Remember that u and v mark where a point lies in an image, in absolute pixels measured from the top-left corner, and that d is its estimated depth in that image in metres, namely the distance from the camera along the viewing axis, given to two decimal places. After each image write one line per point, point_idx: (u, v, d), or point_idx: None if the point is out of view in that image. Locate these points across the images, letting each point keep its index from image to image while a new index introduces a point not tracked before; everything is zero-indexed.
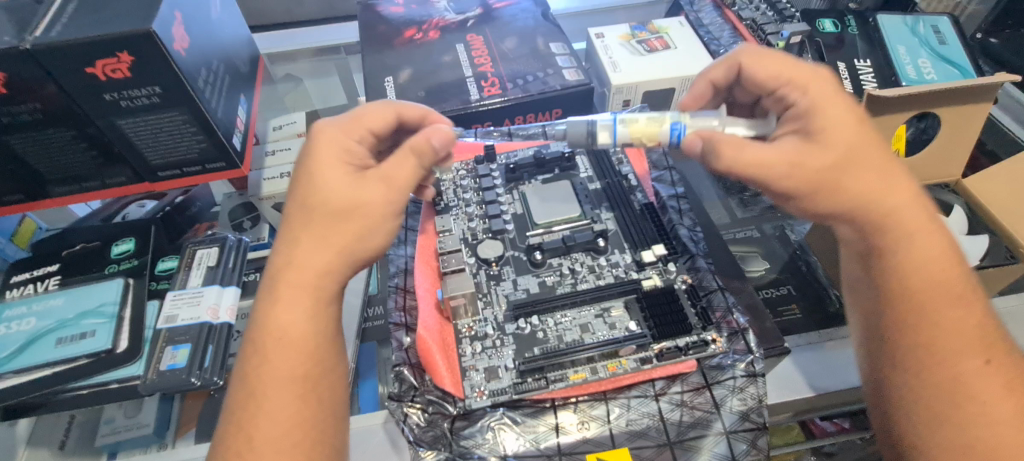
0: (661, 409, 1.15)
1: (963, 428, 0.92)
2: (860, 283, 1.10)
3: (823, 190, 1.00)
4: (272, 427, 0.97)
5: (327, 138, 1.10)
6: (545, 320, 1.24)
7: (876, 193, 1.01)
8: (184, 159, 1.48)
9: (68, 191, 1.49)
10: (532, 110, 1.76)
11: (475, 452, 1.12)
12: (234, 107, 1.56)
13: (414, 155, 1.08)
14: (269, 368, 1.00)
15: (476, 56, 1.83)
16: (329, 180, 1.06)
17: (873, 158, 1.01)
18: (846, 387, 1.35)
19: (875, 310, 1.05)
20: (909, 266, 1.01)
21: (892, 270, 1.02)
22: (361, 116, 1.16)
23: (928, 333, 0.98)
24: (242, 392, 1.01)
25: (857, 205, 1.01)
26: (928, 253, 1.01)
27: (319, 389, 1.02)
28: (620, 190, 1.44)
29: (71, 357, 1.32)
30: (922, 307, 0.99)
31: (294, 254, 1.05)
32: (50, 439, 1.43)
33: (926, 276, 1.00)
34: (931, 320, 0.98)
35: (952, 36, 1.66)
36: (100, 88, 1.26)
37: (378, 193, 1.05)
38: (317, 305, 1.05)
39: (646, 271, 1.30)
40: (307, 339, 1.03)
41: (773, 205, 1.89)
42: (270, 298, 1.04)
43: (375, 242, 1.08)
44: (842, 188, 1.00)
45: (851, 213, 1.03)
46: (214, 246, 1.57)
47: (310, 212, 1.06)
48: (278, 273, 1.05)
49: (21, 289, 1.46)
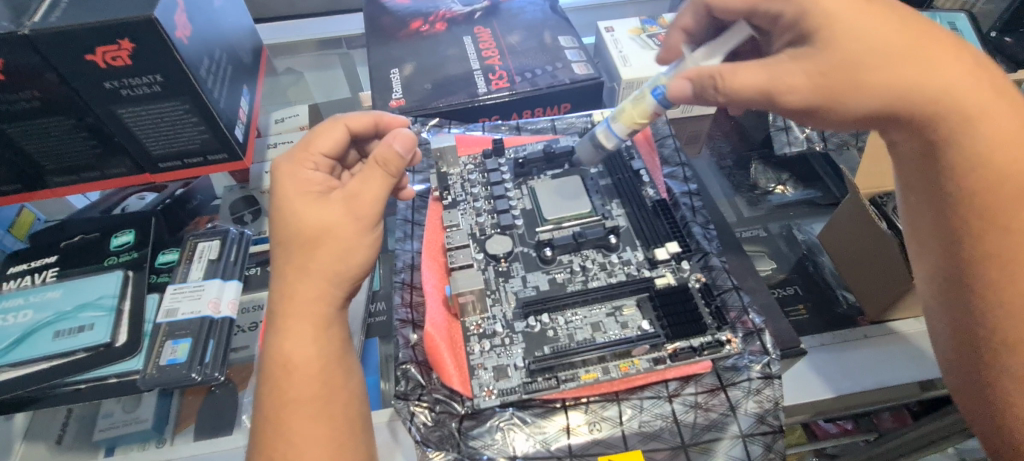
0: (674, 410, 1.12)
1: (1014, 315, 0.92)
2: (914, 170, 1.02)
3: (830, 99, 0.95)
4: (302, 453, 0.94)
5: (285, 171, 1.10)
6: (555, 318, 1.21)
7: (903, 80, 0.93)
8: (185, 150, 1.45)
9: (66, 181, 1.46)
10: (540, 105, 1.73)
11: (484, 452, 1.09)
12: (236, 98, 1.53)
13: (379, 167, 1.07)
14: (287, 397, 0.98)
15: (484, 48, 1.80)
16: (297, 210, 1.06)
17: (889, 49, 0.93)
18: (863, 389, 1.33)
19: (932, 200, 0.99)
20: (974, 160, 0.93)
21: (954, 170, 0.94)
22: (312, 141, 1.15)
23: (1006, 231, 0.92)
24: (264, 433, 0.97)
25: (884, 103, 0.94)
26: (991, 137, 0.93)
27: (338, 408, 1.00)
28: (632, 185, 1.41)
29: (68, 351, 1.29)
30: (992, 205, 0.93)
31: (285, 288, 1.04)
32: (48, 433, 1.41)
33: (998, 162, 0.92)
34: (1006, 213, 0.92)
35: (968, 33, 1.63)
36: (99, 76, 1.22)
37: (343, 213, 1.05)
38: (319, 329, 1.03)
39: (659, 269, 1.27)
40: (317, 362, 1.01)
41: (782, 204, 1.87)
42: (274, 330, 1.02)
43: (359, 259, 1.07)
44: (852, 96, 0.94)
45: (888, 110, 0.95)
46: (215, 238, 1.54)
47: (288, 246, 1.05)
48: (275, 306, 1.04)
49: (18, 281, 1.43)
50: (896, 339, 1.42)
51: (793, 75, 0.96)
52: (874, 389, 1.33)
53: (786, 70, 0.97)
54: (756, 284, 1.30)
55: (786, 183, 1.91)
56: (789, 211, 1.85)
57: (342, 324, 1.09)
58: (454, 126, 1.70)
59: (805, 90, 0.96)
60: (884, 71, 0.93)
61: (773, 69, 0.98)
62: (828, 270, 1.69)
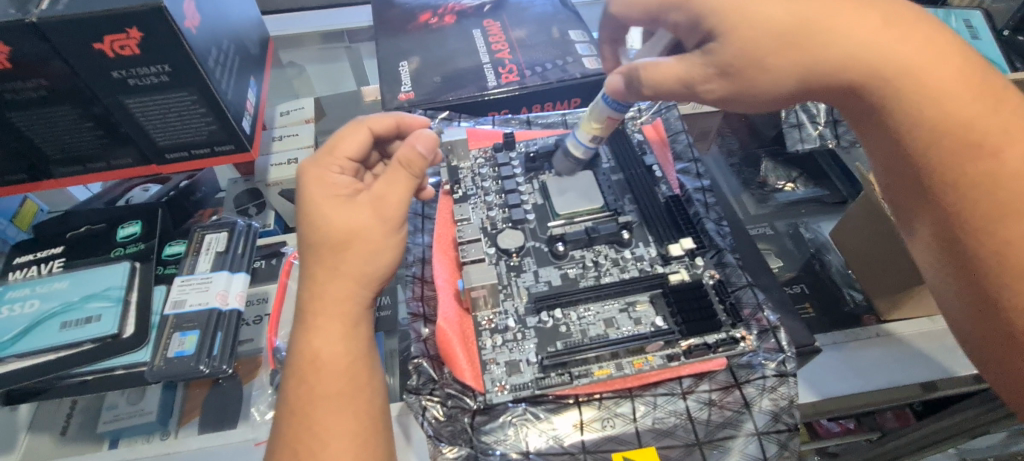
0: (688, 408, 1.12)
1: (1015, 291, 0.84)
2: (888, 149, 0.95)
3: (735, 91, 0.96)
4: (332, 449, 0.94)
5: (311, 174, 1.09)
6: (567, 313, 1.21)
7: (811, 49, 0.89)
8: (193, 141, 1.43)
9: (73, 171, 1.45)
10: (550, 99, 1.72)
11: (496, 448, 1.10)
12: (244, 90, 1.51)
13: (404, 169, 1.08)
14: (316, 394, 0.98)
15: (493, 42, 1.78)
16: (326, 214, 1.05)
17: (776, 25, 0.89)
18: (874, 388, 1.32)
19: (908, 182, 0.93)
20: (929, 112, 0.87)
21: (915, 130, 0.88)
22: (336, 144, 1.13)
23: (984, 182, 0.85)
24: (289, 429, 0.98)
25: (802, 76, 0.91)
26: (940, 80, 0.87)
27: (368, 406, 1.01)
28: (645, 182, 1.40)
29: (75, 342, 1.28)
30: (959, 158, 0.86)
31: (314, 288, 1.05)
32: (52, 424, 1.40)
33: (957, 104, 0.86)
34: (978, 160, 0.85)
35: (984, 31, 1.62)
36: (107, 65, 1.21)
37: (372, 216, 1.05)
38: (348, 329, 1.04)
39: (672, 265, 1.27)
40: (347, 360, 1.02)
41: (792, 201, 1.86)
42: (303, 329, 1.03)
43: (387, 260, 1.08)
44: (759, 80, 0.93)
45: (810, 85, 0.93)
46: (222, 230, 1.53)
47: (318, 248, 1.05)
48: (306, 306, 1.05)
49: (24, 271, 1.42)
50: (886, 342, 1.40)
51: (698, 69, 0.96)
52: (888, 388, 1.32)
53: (686, 64, 0.97)
54: (768, 281, 1.34)
55: (796, 181, 1.90)
56: (801, 209, 1.83)
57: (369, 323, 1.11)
58: (464, 120, 1.68)
59: (711, 83, 0.97)
60: (785, 49, 0.90)
61: (677, 64, 0.98)
62: (834, 268, 1.68)
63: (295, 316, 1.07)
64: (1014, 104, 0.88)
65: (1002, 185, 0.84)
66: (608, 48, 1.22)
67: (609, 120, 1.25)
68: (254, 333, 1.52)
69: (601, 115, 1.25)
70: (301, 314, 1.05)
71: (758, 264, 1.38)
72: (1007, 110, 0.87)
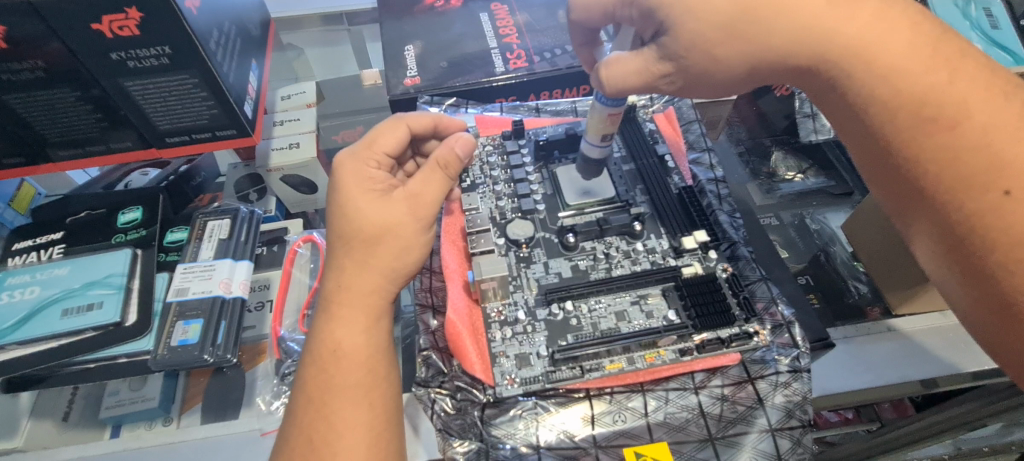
0: (701, 402, 1.13)
1: (1005, 269, 0.83)
2: (859, 133, 0.94)
3: (691, 80, 1.01)
4: (344, 436, 0.95)
5: (349, 168, 1.12)
6: (578, 306, 1.21)
7: (754, 40, 0.93)
8: (194, 125, 1.40)
9: (72, 155, 1.42)
10: (560, 86, 1.68)
11: (506, 441, 1.10)
12: (246, 73, 1.48)
13: (440, 168, 1.14)
14: (334, 381, 1.00)
15: (501, 26, 1.74)
16: (361, 207, 1.09)
17: (719, 17, 0.92)
18: (890, 383, 1.28)
19: (892, 170, 0.92)
20: (883, 90, 0.88)
21: (872, 110, 0.90)
22: (376, 140, 1.16)
23: (943, 154, 0.85)
24: (305, 413, 0.98)
25: (751, 64, 0.97)
26: (898, 55, 0.87)
27: (383, 396, 1.01)
28: (657, 173, 1.40)
29: (77, 330, 1.25)
30: (916, 131, 0.87)
31: (342, 279, 1.08)
32: (54, 410, 1.36)
33: (910, 80, 0.87)
34: (935, 133, 0.86)
35: (1005, 18, 1.56)
36: (105, 46, 1.17)
37: (406, 211, 1.09)
38: (370, 321, 1.06)
39: (685, 258, 1.27)
40: (365, 351, 1.03)
41: (801, 191, 1.83)
42: (327, 317, 1.06)
43: (413, 258, 1.12)
44: (710, 70, 0.98)
45: (760, 70, 0.98)
46: (226, 217, 1.51)
47: (350, 241, 1.09)
48: (331, 295, 1.08)
49: (24, 257, 1.39)
50: (897, 336, 1.36)
51: (654, 64, 1.00)
52: (898, 383, 1.28)
53: (642, 57, 1.01)
54: (784, 275, 1.36)
55: (807, 172, 1.87)
56: (811, 201, 1.81)
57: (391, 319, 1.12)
58: (471, 107, 1.67)
59: (669, 76, 1.01)
60: (732, 39, 0.93)
61: (634, 58, 1.01)
62: (839, 260, 1.66)
63: (319, 304, 1.09)
64: (971, 74, 0.87)
65: (962, 155, 0.84)
66: (585, 51, 1.23)
67: (610, 117, 1.20)
68: (257, 319, 1.51)
69: (600, 114, 1.20)
70: (325, 304, 1.07)
71: (771, 255, 1.40)
72: (964, 80, 0.86)
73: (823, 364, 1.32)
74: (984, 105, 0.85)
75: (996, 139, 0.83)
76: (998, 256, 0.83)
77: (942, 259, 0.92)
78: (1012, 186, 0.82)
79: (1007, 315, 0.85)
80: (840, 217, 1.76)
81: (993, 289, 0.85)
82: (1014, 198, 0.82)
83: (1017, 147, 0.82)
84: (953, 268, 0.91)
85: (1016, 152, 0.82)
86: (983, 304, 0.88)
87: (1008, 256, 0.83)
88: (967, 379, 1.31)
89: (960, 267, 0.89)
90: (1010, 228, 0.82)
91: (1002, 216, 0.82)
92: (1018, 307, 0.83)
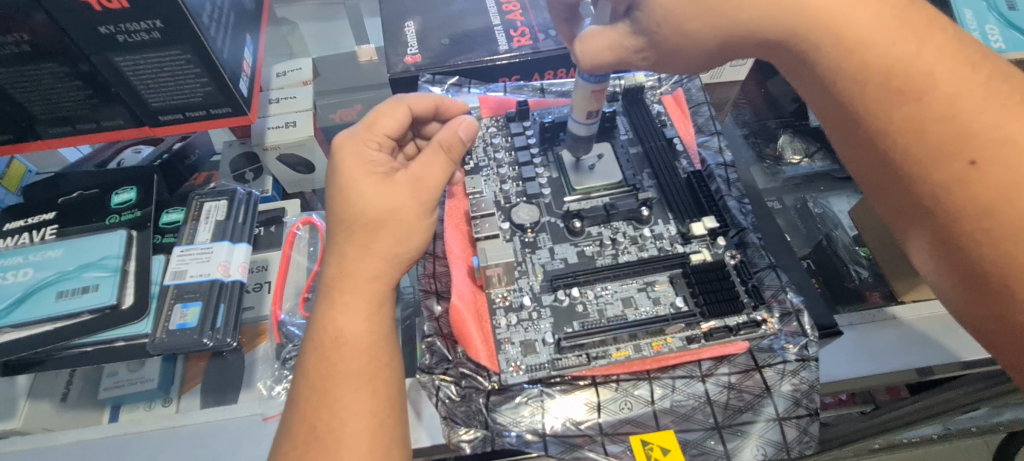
0: (707, 390, 1.13)
1: (986, 247, 0.80)
2: (829, 111, 0.91)
3: (664, 54, 1.03)
4: (348, 422, 0.93)
5: (349, 150, 1.09)
6: (584, 292, 1.20)
7: (722, 14, 0.91)
8: (186, 103, 1.36)
9: (62, 132, 1.37)
10: (564, 65, 1.64)
11: (511, 429, 1.10)
12: (241, 48, 1.42)
13: (443, 151, 1.12)
14: (336, 369, 0.98)
15: (505, 2, 1.68)
16: (362, 191, 1.06)
17: None
18: (894, 371, 1.26)
19: (867, 148, 0.88)
20: (850, 63, 0.84)
21: (843, 83, 0.86)
22: (376, 121, 1.12)
23: (911, 124, 0.81)
24: (308, 400, 0.96)
25: (722, 39, 0.94)
26: (882, 37, 0.82)
27: (387, 383, 1.00)
28: (665, 155, 1.39)
29: (72, 313, 1.22)
30: (882, 104, 0.83)
31: (344, 264, 1.06)
32: (51, 391, 1.31)
33: (878, 51, 0.82)
34: (902, 105, 0.82)
35: None
36: (94, 19, 1.11)
37: (408, 197, 1.07)
38: (372, 307, 1.04)
39: (693, 245, 1.26)
40: (367, 338, 1.01)
41: (807, 174, 1.82)
42: (328, 303, 1.04)
43: (416, 244, 1.10)
44: (682, 45, 0.98)
45: (730, 45, 0.96)
46: (222, 198, 1.48)
47: (350, 227, 1.06)
48: (331, 282, 1.06)
49: (15, 238, 1.35)
50: (897, 325, 1.32)
51: (626, 39, 1.02)
52: (901, 370, 1.25)
53: (616, 32, 1.03)
54: (791, 262, 1.34)
55: (813, 156, 1.84)
56: (817, 185, 1.82)
57: (393, 304, 1.10)
58: (474, 86, 1.61)
59: (642, 51, 1.03)
60: (700, 15, 0.92)
61: (607, 33, 1.05)
62: (841, 244, 1.66)
63: (319, 291, 1.07)
64: (937, 44, 0.82)
65: (929, 126, 0.80)
66: (566, 28, 1.23)
67: (595, 94, 1.19)
68: (257, 300, 1.50)
69: (584, 92, 1.19)
70: (326, 290, 1.05)
71: (779, 242, 1.38)
72: (931, 49, 0.82)
73: (829, 353, 1.31)
74: (951, 75, 0.81)
75: (961, 109, 0.79)
76: (963, 225, 0.81)
77: (924, 240, 0.88)
78: (977, 156, 0.79)
79: (982, 287, 0.83)
80: (843, 201, 1.77)
81: (962, 258, 0.83)
82: (978, 168, 0.79)
83: (983, 116, 0.79)
84: (934, 248, 0.87)
85: (983, 122, 0.79)
86: (957, 277, 0.86)
87: (974, 226, 0.80)
88: (959, 369, 1.28)
89: (934, 243, 0.86)
90: (974, 198, 0.79)
91: (967, 187, 0.80)
92: (988, 275, 0.81)
